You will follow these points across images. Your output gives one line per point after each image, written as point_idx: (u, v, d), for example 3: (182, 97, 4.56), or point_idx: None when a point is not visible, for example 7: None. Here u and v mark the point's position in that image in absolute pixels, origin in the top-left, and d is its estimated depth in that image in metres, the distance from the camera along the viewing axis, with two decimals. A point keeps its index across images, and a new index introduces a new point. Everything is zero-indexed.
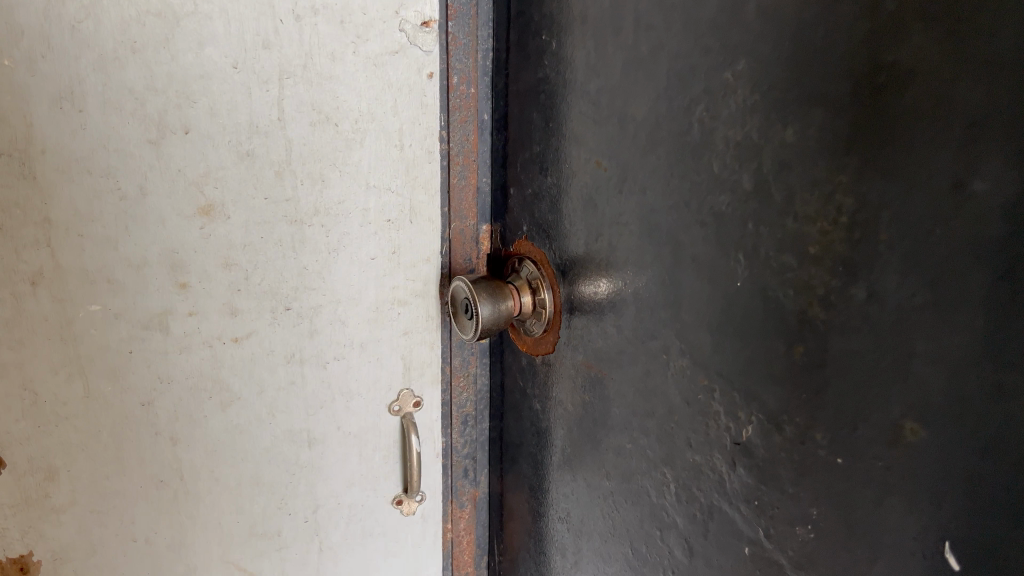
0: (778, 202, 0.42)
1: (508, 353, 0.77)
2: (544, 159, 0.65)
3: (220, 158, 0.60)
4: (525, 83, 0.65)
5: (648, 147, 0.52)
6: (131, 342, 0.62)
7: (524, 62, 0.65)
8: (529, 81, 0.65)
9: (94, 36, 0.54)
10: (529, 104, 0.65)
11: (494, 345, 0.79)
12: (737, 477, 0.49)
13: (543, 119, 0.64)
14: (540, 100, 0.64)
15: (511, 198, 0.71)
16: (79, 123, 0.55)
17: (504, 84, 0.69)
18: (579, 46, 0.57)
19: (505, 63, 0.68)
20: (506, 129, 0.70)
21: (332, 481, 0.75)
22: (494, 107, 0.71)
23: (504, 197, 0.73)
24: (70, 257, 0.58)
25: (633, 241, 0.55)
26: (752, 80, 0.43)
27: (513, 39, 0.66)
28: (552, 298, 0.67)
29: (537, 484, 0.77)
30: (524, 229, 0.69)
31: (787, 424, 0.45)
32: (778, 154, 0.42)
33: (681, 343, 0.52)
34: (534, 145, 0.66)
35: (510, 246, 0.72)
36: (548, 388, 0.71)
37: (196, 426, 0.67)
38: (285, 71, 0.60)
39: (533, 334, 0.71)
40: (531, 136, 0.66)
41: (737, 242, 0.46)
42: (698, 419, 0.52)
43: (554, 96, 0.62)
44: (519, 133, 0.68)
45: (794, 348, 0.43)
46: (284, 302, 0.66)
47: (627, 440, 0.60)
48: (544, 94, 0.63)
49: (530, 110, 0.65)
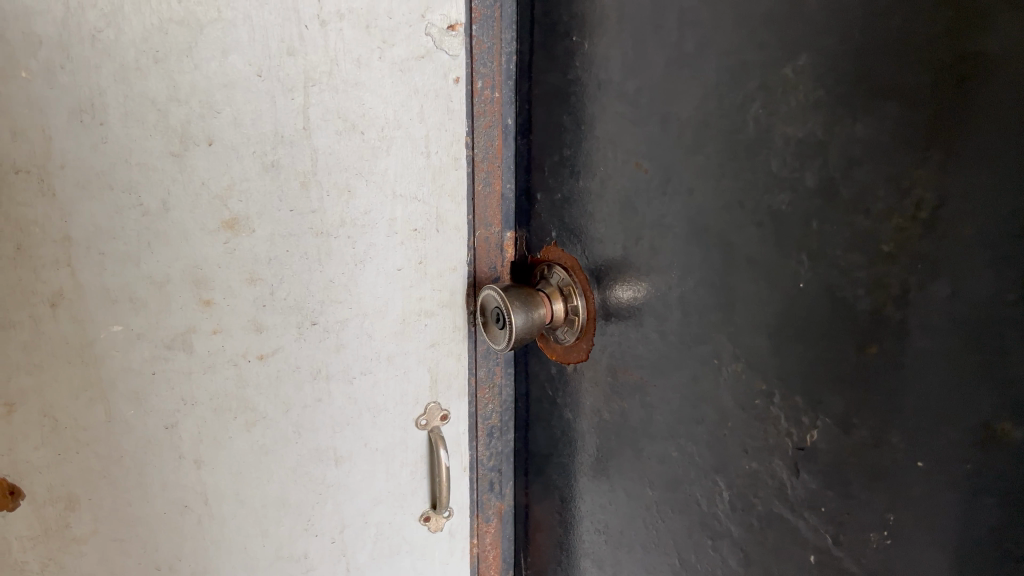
0: (845, 200, 0.41)
1: (534, 362, 0.75)
2: (574, 162, 0.63)
3: (244, 169, 0.58)
4: (552, 86, 0.64)
5: (695, 146, 0.50)
6: (154, 362, 0.60)
7: (551, 63, 0.63)
8: (558, 84, 0.63)
9: (115, 46, 0.52)
10: (557, 108, 0.64)
11: (519, 354, 0.77)
12: (801, 485, 0.48)
13: (574, 122, 0.62)
14: (571, 102, 0.62)
15: (538, 203, 0.69)
16: (99, 136, 0.53)
17: (529, 86, 0.67)
18: (615, 46, 0.56)
19: (529, 65, 0.67)
20: (531, 133, 0.68)
21: (358, 500, 0.72)
22: (518, 111, 0.69)
23: (529, 204, 0.71)
24: (91, 277, 0.56)
25: (678, 243, 0.54)
26: (815, 75, 0.41)
27: (538, 40, 0.65)
28: (583, 304, 0.66)
29: (569, 495, 0.75)
30: (552, 235, 0.68)
31: (857, 427, 0.43)
32: (846, 150, 0.40)
33: (734, 348, 0.51)
34: (563, 150, 0.64)
35: (537, 253, 0.71)
36: (581, 396, 0.69)
37: (220, 447, 0.65)
38: (310, 78, 0.58)
39: (564, 343, 0.69)
40: (561, 139, 0.64)
41: (799, 242, 0.44)
42: (754, 425, 0.50)
43: (585, 98, 0.60)
44: (545, 136, 0.66)
45: (865, 350, 0.42)
46: (310, 317, 0.64)
47: (672, 448, 0.58)
48: (575, 96, 0.61)
49: (559, 113, 0.64)
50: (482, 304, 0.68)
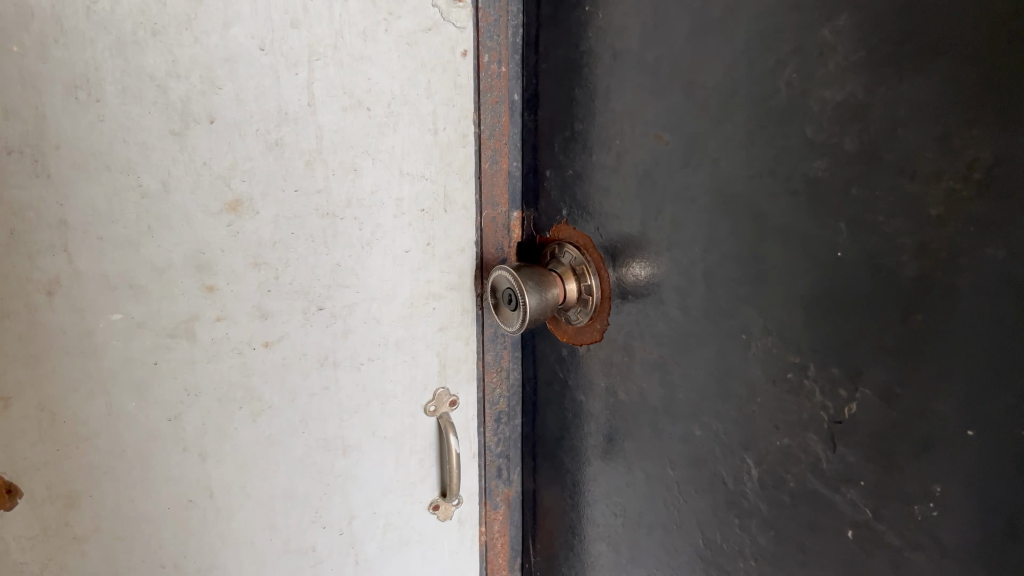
0: (890, 164, 0.40)
1: (543, 345, 0.74)
2: (586, 137, 0.62)
3: (247, 147, 0.56)
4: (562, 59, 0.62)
5: (722, 115, 0.49)
6: (156, 352, 0.58)
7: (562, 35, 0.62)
8: (569, 56, 0.61)
9: (112, 17, 0.49)
10: (567, 81, 0.62)
11: (527, 337, 0.76)
12: (838, 459, 0.47)
13: (586, 95, 0.61)
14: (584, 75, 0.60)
15: (547, 181, 0.67)
16: (96, 113, 0.51)
17: (536, 59, 0.65)
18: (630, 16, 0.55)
19: (537, 37, 0.65)
20: (539, 108, 0.66)
21: (366, 490, 0.70)
22: (525, 86, 0.67)
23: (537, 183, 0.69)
24: (90, 263, 0.53)
25: (701, 216, 0.52)
26: (855, 35, 0.40)
27: (546, 11, 0.63)
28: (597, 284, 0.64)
29: (581, 479, 0.73)
30: (563, 213, 0.66)
31: (902, 398, 0.42)
32: (889, 112, 0.39)
33: (765, 321, 0.49)
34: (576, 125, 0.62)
35: (546, 232, 0.69)
36: (592, 377, 0.68)
37: (225, 438, 0.63)
38: (314, 52, 0.56)
39: (576, 324, 0.68)
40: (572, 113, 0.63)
41: (838, 209, 0.43)
42: (787, 400, 0.49)
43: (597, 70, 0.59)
44: (554, 111, 0.65)
45: (910, 317, 0.41)
46: (316, 302, 0.62)
47: (696, 427, 0.57)
48: (587, 68, 0.60)
49: (569, 87, 0.62)
50: (493, 285, 0.66)
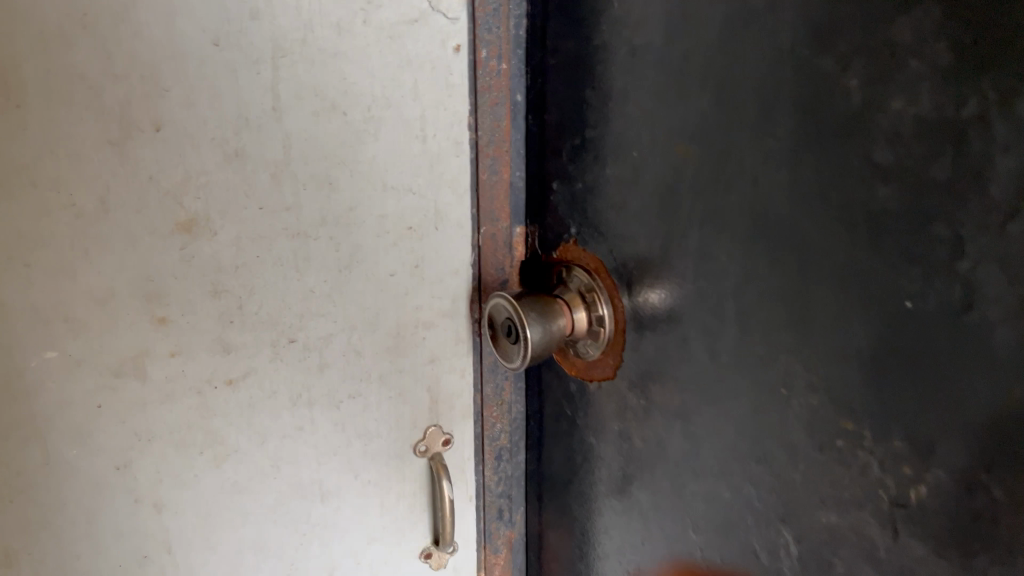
0: (982, 197, 0.31)
1: (549, 376, 0.65)
2: (598, 146, 0.53)
3: (201, 159, 0.48)
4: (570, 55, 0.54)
5: (762, 127, 0.40)
6: (100, 393, 0.50)
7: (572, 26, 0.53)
8: (579, 51, 0.53)
9: (32, 7, 0.42)
10: (577, 81, 0.54)
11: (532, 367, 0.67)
12: (900, 550, 0.38)
13: (599, 97, 0.52)
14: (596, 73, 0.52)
15: (555, 194, 0.59)
16: (17, 121, 0.43)
17: (543, 55, 0.56)
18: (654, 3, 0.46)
19: (543, 29, 0.56)
20: (545, 111, 0.58)
21: (349, 539, 0.63)
22: (529, 85, 0.58)
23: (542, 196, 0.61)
24: (18, 295, 0.46)
25: (736, 245, 0.44)
26: (938, 32, 0.31)
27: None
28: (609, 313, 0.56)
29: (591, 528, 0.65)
30: (572, 231, 0.58)
31: (988, 490, 0.34)
32: (982, 131, 0.31)
33: (810, 376, 0.41)
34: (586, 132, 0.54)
35: (553, 252, 0.60)
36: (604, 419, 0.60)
37: (185, 487, 0.55)
38: (279, 47, 0.48)
39: (586, 358, 0.59)
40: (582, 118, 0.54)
41: (909, 249, 0.34)
42: (836, 472, 0.41)
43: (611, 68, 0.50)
44: (563, 114, 0.56)
45: (1006, 394, 0.32)
46: (287, 334, 0.54)
47: (724, 489, 0.49)
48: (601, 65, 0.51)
49: (580, 86, 0.53)
50: (491, 313, 0.58)
